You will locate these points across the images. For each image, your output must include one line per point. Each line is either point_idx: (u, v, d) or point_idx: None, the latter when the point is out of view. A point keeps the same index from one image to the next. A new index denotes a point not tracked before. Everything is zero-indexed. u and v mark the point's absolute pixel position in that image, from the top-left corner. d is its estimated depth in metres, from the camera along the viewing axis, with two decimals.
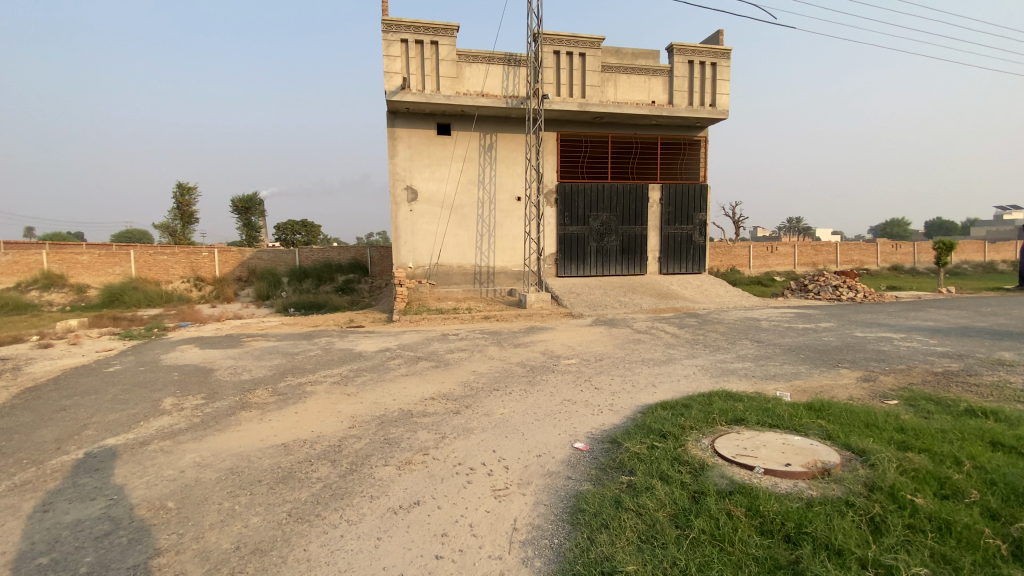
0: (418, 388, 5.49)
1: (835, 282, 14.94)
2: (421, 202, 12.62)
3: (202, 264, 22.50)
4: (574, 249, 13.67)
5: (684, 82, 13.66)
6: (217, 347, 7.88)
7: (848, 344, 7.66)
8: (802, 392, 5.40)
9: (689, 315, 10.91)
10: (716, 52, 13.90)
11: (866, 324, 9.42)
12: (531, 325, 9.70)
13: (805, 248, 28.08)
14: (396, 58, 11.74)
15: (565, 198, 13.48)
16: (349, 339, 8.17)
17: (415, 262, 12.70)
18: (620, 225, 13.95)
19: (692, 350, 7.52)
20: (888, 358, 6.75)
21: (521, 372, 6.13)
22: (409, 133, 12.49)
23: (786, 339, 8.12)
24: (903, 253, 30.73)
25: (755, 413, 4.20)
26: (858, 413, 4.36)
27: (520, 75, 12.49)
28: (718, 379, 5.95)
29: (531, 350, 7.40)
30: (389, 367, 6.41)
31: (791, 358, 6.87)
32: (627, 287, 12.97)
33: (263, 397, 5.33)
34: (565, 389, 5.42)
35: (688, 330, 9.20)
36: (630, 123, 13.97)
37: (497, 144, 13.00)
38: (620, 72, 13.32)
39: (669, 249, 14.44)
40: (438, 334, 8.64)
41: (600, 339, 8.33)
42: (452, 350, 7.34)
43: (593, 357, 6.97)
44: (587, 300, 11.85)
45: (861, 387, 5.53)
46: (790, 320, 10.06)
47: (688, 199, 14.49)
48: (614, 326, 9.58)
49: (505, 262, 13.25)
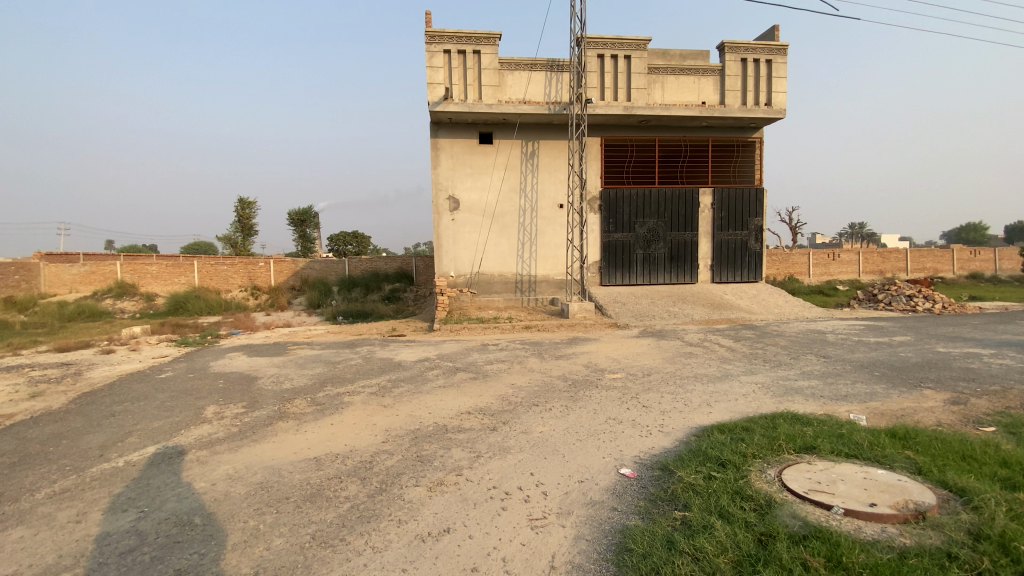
0: (455, 402, 5.29)
1: (909, 291, 13.70)
2: (463, 211, 12.57)
3: (259, 274, 23.50)
4: (619, 257, 13.21)
5: (736, 81, 13.01)
6: (263, 355, 8.01)
7: (930, 361, 6.87)
8: (880, 416, 4.79)
9: (745, 327, 10.22)
10: (772, 48, 13.16)
11: (949, 338, 8.49)
12: (574, 336, 9.35)
13: (871, 255, 26.18)
14: (439, 69, 11.79)
15: (610, 205, 13.08)
16: (389, 348, 8.11)
17: (457, 271, 12.63)
18: (668, 232, 13.37)
19: (750, 365, 6.95)
20: (980, 378, 5.96)
21: (564, 387, 5.82)
22: (452, 143, 12.49)
23: (857, 354, 7.40)
24: (984, 260, 28.10)
25: (828, 440, 3.71)
26: (951, 441, 3.77)
27: (563, 81, 12.26)
28: (780, 399, 5.40)
29: (574, 363, 7.05)
30: (427, 378, 6.25)
31: (864, 375, 6.20)
32: (676, 297, 12.37)
33: (300, 407, 5.27)
34: (610, 407, 5.06)
35: (745, 343, 8.57)
36: (679, 126, 13.43)
37: (539, 151, 12.81)
38: (668, 74, 12.84)
39: (721, 256, 13.71)
40: (478, 344, 8.45)
41: (648, 352, 7.88)
42: (492, 361, 7.11)
43: (640, 371, 6.55)
44: (633, 310, 11.37)
45: (951, 411, 4.86)
46: (860, 333, 9.21)
47: (741, 204, 13.74)
48: (662, 338, 9.08)
49: (548, 271, 12.96)
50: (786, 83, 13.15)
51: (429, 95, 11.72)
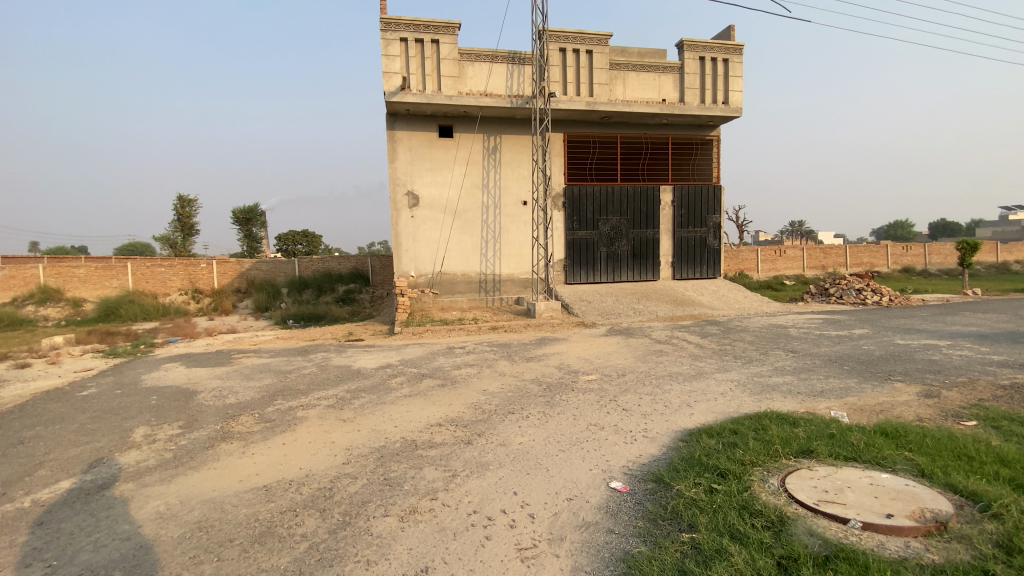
0: (423, 413, 4.84)
1: (858, 286, 14.27)
2: (423, 207, 12.03)
3: (201, 276, 21.95)
4: (583, 255, 13.03)
5: (695, 79, 13.10)
6: (204, 366, 7.24)
7: (893, 354, 7.00)
8: (861, 413, 4.72)
9: (710, 323, 10.25)
10: (728, 47, 13.34)
11: (903, 331, 8.77)
12: (542, 336, 9.06)
13: (814, 251, 27.39)
14: (395, 58, 11.19)
15: (573, 202, 12.87)
16: (346, 355, 7.52)
17: (418, 270, 12.08)
18: (631, 229, 13.32)
19: (722, 362, 6.84)
20: (944, 370, 6.07)
21: (538, 391, 5.48)
22: (410, 136, 11.92)
23: (823, 349, 7.46)
24: (914, 255, 29.99)
25: (822, 441, 3.55)
26: (939, 439, 3.71)
27: (524, 74, 11.93)
28: (759, 398, 5.27)
29: (546, 365, 6.73)
30: (390, 387, 5.75)
31: (835, 370, 6.21)
32: (641, 294, 12.32)
33: (247, 426, 4.67)
34: (589, 412, 4.76)
35: (713, 339, 8.52)
36: (640, 123, 13.39)
37: (501, 146, 12.44)
38: (629, 69, 12.74)
39: (683, 253, 13.80)
40: (442, 348, 8.00)
41: (619, 351, 7.67)
42: (459, 366, 6.68)
43: (615, 372, 6.30)
44: (599, 308, 11.21)
45: (925, 404, 4.86)
46: (821, 327, 9.38)
47: (700, 201, 13.89)
48: (630, 336, 8.91)
49: (512, 269, 12.64)
50: (742, 82, 13.37)
51: (385, 85, 11.10)
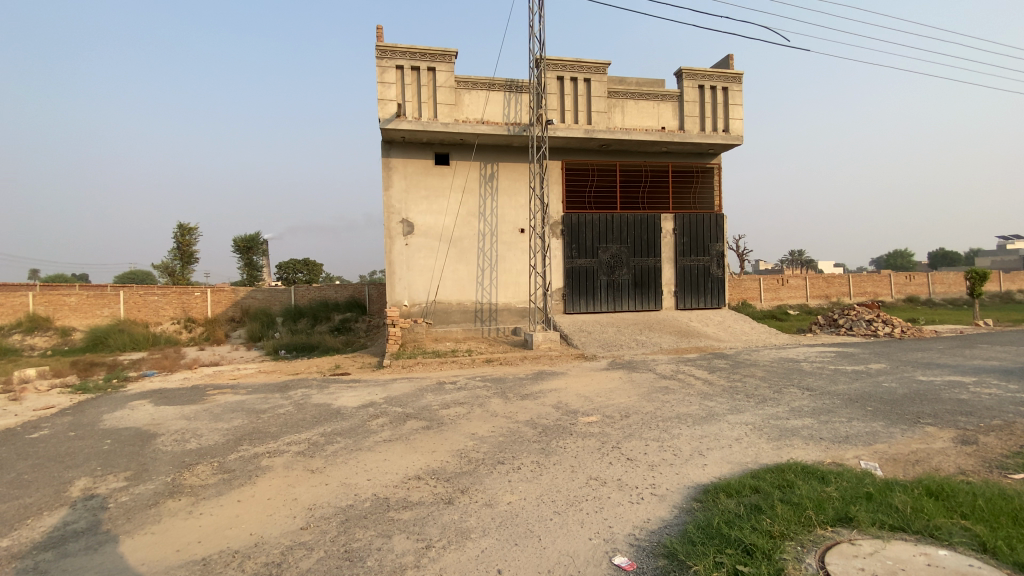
0: (402, 462, 4.31)
1: (868, 316, 13.78)
2: (417, 235, 11.68)
3: (194, 304, 21.51)
4: (583, 284, 12.61)
5: (694, 108, 12.96)
6: (174, 404, 6.71)
7: (917, 393, 6.48)
8: (894, 464, 4.20)
9: (716, 356, 9.73)
10: (728, 76, 13.26)
11: (923, 366, 8.27)
12: (540, 370, 8.54)
13: (816, 281, 27.00)
14: (391, 85, 11.03)
15: (572, 230, 12.53)
16: (328, 392, 6.99)
17: (412, 299, 11.64)
18: (632, 257, 12.94)
19: (734, 402, 6.30)
20: (978, 410, 5.56)
21: (532, 436, 4.95)
22: (405, 163, 11.67)
23: (841, 387, 6.94)
24: (917, 284, 29.59)
25: (860, 505, 3.03)
26: (995, 498, 3.18)
27: (522, 102, 11.77)
28: (778, 445, 4.73)
29: (542, 404, 6.20)
30: (370, 431, 5.23)
31: (858, 412, 5.68)
32: (643, 325, 11.85)
33: (201, 478, 4.15)
34: (589, 462, 4.24)
35: (721, 374, 8.00)
36: (639, 151, 13.18)
37: (498, 174, 12.20)
38: (627, 98, 12.59)
39: (685, 282, 13.38)
40: (432, 384, 7.48)
41: (622, 388, 7.13)
42: (448, 405, 6.14)
43: (618, 413, 5.76)
44: (600, 340, 10.72)
45: (965, 452, 4.33)
46: (835, 361, 8.87)
47: (703, 229, 13.56)
48: (634, 370, 8.39)
49: (509, 298, 12.21)
50: (742, 110, 13.22)
51: (380, 112, 10.90)
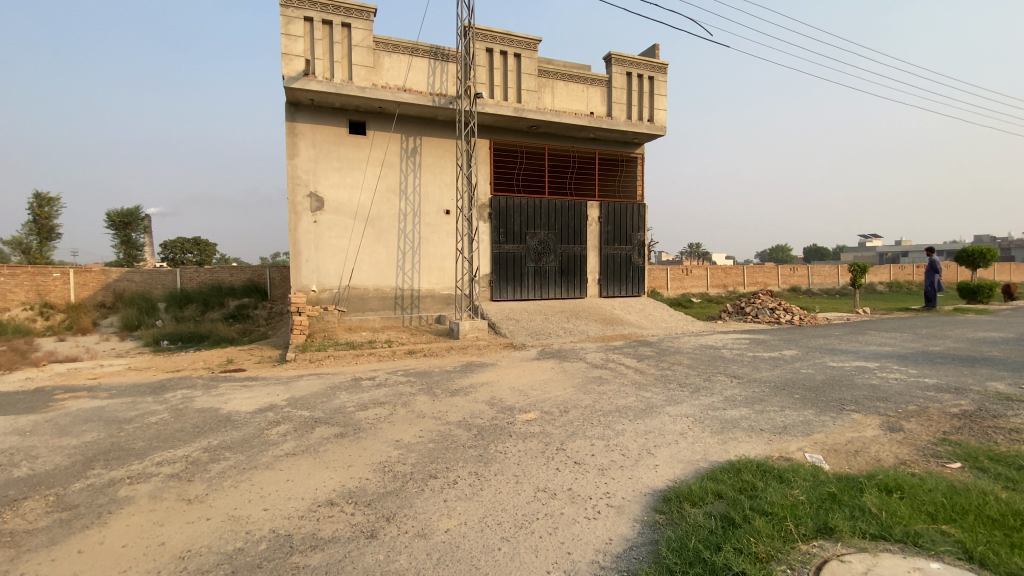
0: (311, 483, 3.53)
1: (771, 305, 14.74)
2: (328, 211, 10.47)
3: (52, 287, 18.16)
4: (510, 270, 12.10)
5: (622, 94, 12.87)
6: (5, 413, 5.24)
7: (833, 379, 6.77)
8: (837, 455, 4.16)
9: (642, 343, 9.71)
10: (654, 66, 13.31)
11: (828, 352, 8.81)
12: (467, 362, 7.93)
13: (717, 271, 28.88)
14: (298, 39, 9.67)
15: (499, 213, 11.94)
16: (217, 393, 5.86)
17: (321, 284, 10.43)
18: (559, 244, 12.66)
19: (670, 392, 6.02)
20: (889, 396, 5.86)
21: (467, 440, 4.36)
22: (314, 130, 10.37)
23: (764, 374, 7.07)
24: (800, 275, 32.76)
25: (834, 512, 2.79)
26: (949, 493, 3.11)
27: (448, 72, 10.91)
28: (724, 439, 4.55)
29: (474, 402, 5.60)
30: (270, 442, 4.34)
31: (788, 400, 5.75)
32: (570, 312, 11.65)
33: (28, 520, 3.08)
34: (534, 469, 3.74)
35: (650, 362, 7.81)
36: (568, 135, 12.87)
37: (422, 148, 11.31)
38: (557, 78, 12.16)
39: (609, 270, 13.39)
40: (346, 381, 6.59)
41: (556, 379, 6.72)
42: (366, 407, 5.35)
43: (557, 408, 5.31)
44: (528, 328, 10.33)
45: (896, 442, 4.41)
46: (752, 348, 9.20)
47: (626, 218, 13.64)
48: (564, 360, 8.05)
49: (432, 284, 11.44)
50: (666, 101, 13.36)
51: (285, 67, 9.51)
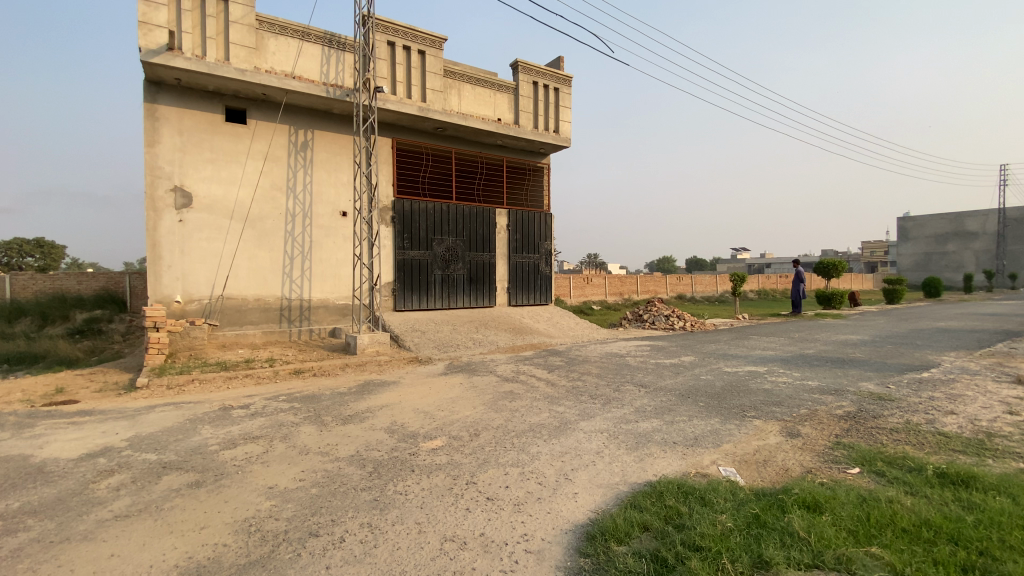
0: (143, 558, 2.67)
1: (667, 312, 15.49)
2: (198, 210, 9.06)
3: None
4: (415, 278, 11.35)
5: (528, 103, 12.80)
6: None
7: (731, 384, 7.01)
8: (749, 467, 4.12)
9: (551, 352, 9.54)
10: (559, 77, 13.45)
11: (722, 357, 9.28)
12: (365, 381, 7.13)
13: (615, 280, 30.27)
14: (160, 6, 8.26)
15: (403, 218, 11.18)
16: (29, 436, 4.58)
17: (187, 294, 8.96)
18: (467, 251, 12.18)
19: (582, 406, 5.73)
20: (781, 400, 6.15)
21: (360, 479, 3.72)
22: (181, 115, 8.94)
23: (669, 382, 7.09)
24: (686, 284, 35.47)
25: (767, 541, 2.60)
26: (863, 505, 3.13)
27: (344, 62, 10.05)
28: (640, 456, 4.29)
29: (371, 431, 4.91)
30: (95, 503, 3.34)
31: (694, 409, 5.73)
32: (478, 322, 11.22)
33: None
34: (441, 512, 3.21)
35: (561, 373, 7.56)
36: (475, 140, 12.51)
37: (314, 144, 10.30)
38: (463, 80, 11.76)
39: (518, 279, 13.19)
40: (213, 412, 5.52)
41: (465, 397, 6.19)
42: (234, 445, 4.52)
43: (466, 431, 4.79)
44: (434, 340, 9.72)
45: (798, 448, 4.50)
46: (654, 355, 9.41)
47: (534, 227, 13.56)
48: (473, 374, 7.57)
49: (325, 294, 10.39)
50: (570, 113, 13.54)
51: (143, 38, 8.06)
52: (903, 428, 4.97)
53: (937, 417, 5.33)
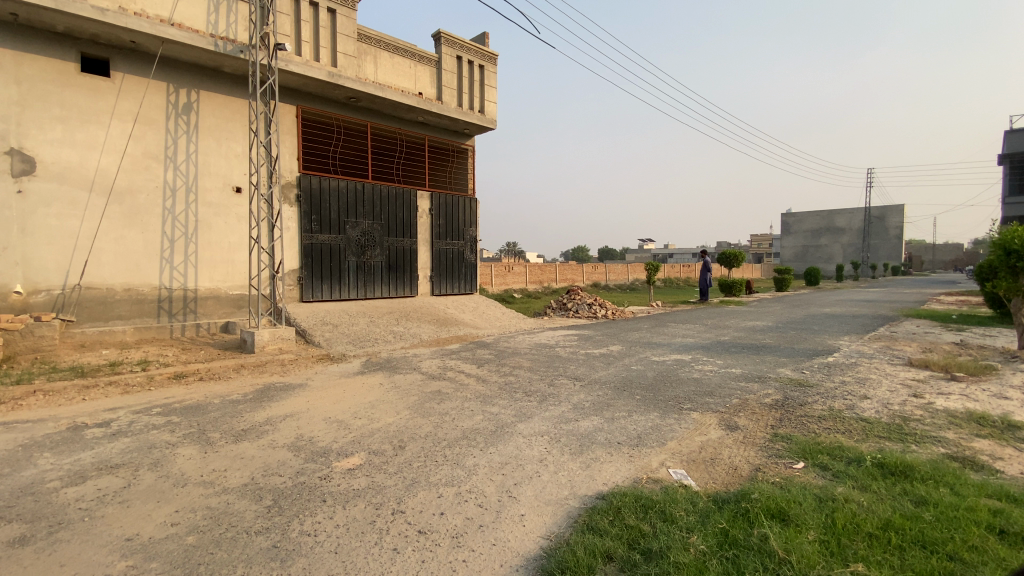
0: None
1: (590, 300, 15.54)
2: (44, 180, 7.35)
3: None
4: (326, 265, 10.22)
5: (451, 78, 12.02)
6: None
7: (662, 374, 6.92)
8: (697, 467, 3.86)
9: (478, 345, 9.01)
10: (483, 54, 12.79)
11: (647, 345, 9.31)
12: (265, 385, 6.15)
13: (534, 268, 30.36)
14: None
15: (311, 197, 9.98)
16: None
17: (31, 283, 7.27)
18: (385, 236, 11.22)
19: (517, 405, 5.25)
20: (713, 390, 6.09)
21: (255, 519, 2.97)
22: (18, 60, 7.16)
23: (602, 373, 6.82)
24: (601, 272, 36.56)
25: (748, 566, 2.31)
26: (825, 508, 2.96)
27: (236, 13, 8.67)
28: (586, 462, 3.85)
29: (271, 449, 4.08)
30: None
31: (631, 403, 5.44)
32: (398, 313, 10.39)
33: None
34: (363, 558, 2.57)
35: (491, 368, 7.05)
36: (393, 115, 11.53)
37: (199, 107, 8.83)
38: (380, 47, 10.71)
39: (441, 267, 12.46)
40: (58, 434, 4.36)
41: (386, 400, 5.48)
42: (82, 479, 3.53)
43: (389, 444, 4.13)
44: (348, 334, 8.79)
45: (740, 443, 4.35)
46: (582, 345, 9.22)
47: (457, 212, 12.87)
48: (394, 372, 6.83)
49: (216, 282, 9.03)
50: (495, 92, 12.95)
51: None
52: (829, 415, 5.06)
53: (855, 402, 5.52)
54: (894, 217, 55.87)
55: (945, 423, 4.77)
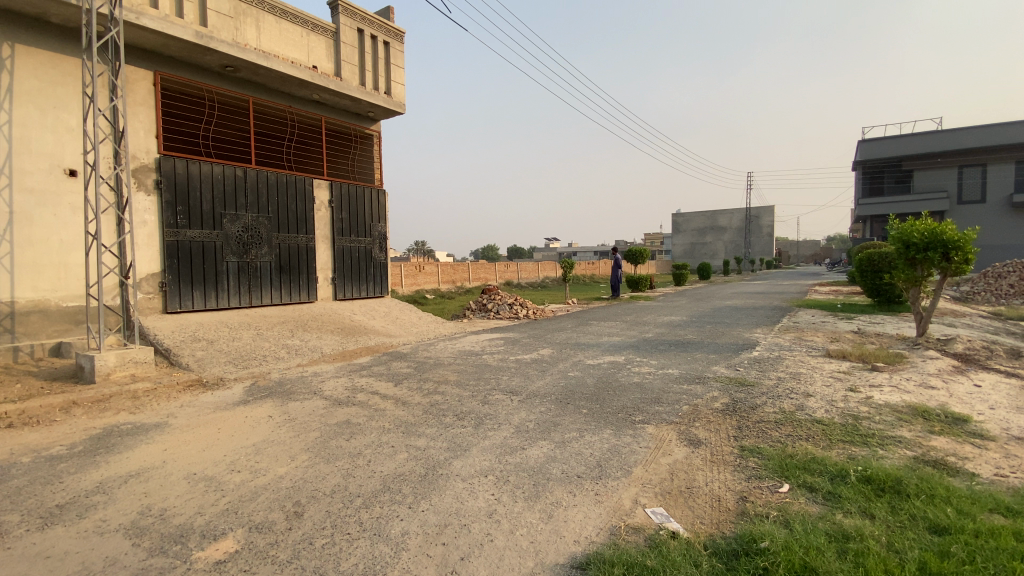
0: None
1: (509, 300, 14.85)
2: None
3: None
4: (198, 268, 8.46)
5: (351, 53, 10.66)
6: None
7: (602, 380, 6.35)
8: (677, 499, 3.23)
9: (393, 356, 7.87)
10: (388, 30, 11.56)
11: (577, 347, 8.76)
12: (106, 430, 4.59)
13: (446, 267, 29.25)
14: None
15: (176, 184, 8.18)
16: None
17: None
18: (274, 232, 9.61)
19: (449, 434, 4.30)
20: (660, 397, 5.61)
21: None
22: None
23: (539, 383, 6.08)
24: (514, 270, 36.34)
25: None
26: (850, 556, 2.42)
27: None
28: (547, 510, 3.05)
29: (97, 539, 2.78)
30: None
31: (579, 419, 4.75)
32: (292, 323, 8.88)
33: None
34: None
35: (410, 386, 5.99)
36: (281, 90, 9.94)
37: (12, 64, 6.76)
38: (265, 10, 9.11)
39: (344, 267, 11.05)
40: None
41: (277, 440, 4.25)
42: None
43: (281, 512, 3.02)
44: (229, 352, 7.23)
45: (711, 462, 3.81)
46: (510, 350, 8.45)
47: (361, 205, 11.50)
48: (290, 399, 5.53)
49: (42, 291, 6.99)
50: (401, 73, 11.75)
51: None
52: (784, 419, 4.75)
53: (802, 402, 5.32)
54: (767, 216, 62.42)
55: (895, 421, 4.66)
